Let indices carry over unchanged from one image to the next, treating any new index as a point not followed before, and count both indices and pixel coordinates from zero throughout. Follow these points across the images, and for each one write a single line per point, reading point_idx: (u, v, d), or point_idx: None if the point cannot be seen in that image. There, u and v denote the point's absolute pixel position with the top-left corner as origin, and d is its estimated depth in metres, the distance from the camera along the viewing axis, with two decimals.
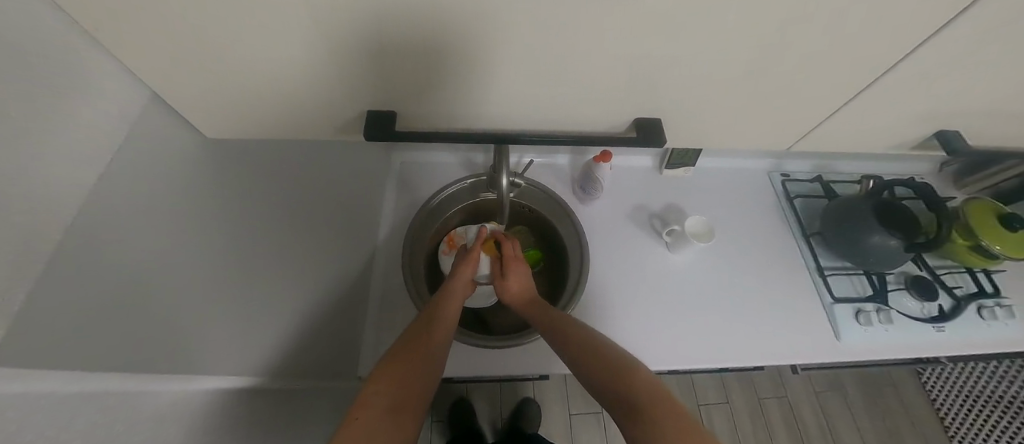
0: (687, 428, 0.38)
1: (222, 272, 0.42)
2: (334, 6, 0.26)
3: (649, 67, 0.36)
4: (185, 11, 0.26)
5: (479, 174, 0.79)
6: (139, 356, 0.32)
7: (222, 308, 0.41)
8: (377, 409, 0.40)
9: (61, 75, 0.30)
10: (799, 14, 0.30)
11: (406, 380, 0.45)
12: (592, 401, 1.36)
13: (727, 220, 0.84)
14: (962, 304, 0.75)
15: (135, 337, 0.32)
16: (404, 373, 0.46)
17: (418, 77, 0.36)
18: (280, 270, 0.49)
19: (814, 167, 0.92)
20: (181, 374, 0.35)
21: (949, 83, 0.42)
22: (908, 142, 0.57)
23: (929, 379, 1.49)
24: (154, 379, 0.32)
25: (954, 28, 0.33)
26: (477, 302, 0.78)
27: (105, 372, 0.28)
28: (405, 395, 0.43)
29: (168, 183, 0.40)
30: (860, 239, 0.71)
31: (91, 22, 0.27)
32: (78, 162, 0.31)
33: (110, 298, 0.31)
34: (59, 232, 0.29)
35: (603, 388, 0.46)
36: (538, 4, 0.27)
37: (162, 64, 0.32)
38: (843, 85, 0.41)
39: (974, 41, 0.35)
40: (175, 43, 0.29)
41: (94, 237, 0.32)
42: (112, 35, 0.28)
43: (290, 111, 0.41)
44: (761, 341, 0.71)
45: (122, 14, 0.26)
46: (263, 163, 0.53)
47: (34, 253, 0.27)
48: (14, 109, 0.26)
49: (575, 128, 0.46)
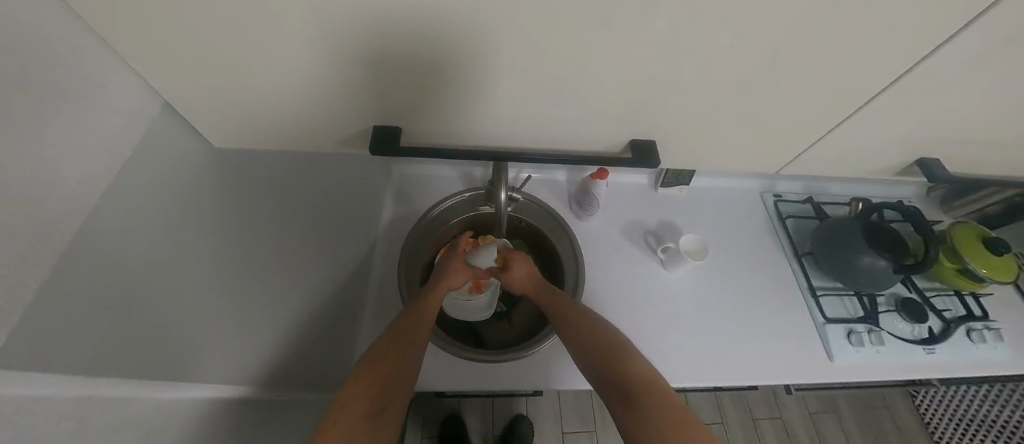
0: (673, 416, 0.40)
1: (214, 277, 0.42)
2: (345, 19, 0.28)
3: (647, 88, 0.37)
4: (201, 20, 0.27)
5: (478, 188, 0.80)
6: (131, 358, 0.31)
7: (217, 313, 0.41)
8: (355, 414, 0.40)
9: (72, 77, 0.31)
10: (791, 39, 0.31)
11: (383, 381, 0.44)
12: (586, 420, 1.34)
13: (720, 239, 0.85)
14: (952, 326, 0.76)
15: (128, 339, 0.32)
16: (381, 375, 0.45)
17: (423, 93, 0.37)
18: (271, 279, 0.49)
19: (806, 187, 0.94)
20: (170, 379, 0.34)
21: (924, 110, 0.44)
22: (893, 167, 0.60)
23: (922, 401, 1.49)
24: (146, 384, 0.32)
25: (932, 59, 0.35)
26: (471, 316, 0.77)
27: (100, 376, 0.28)
28: (384, 399, 0.43)
29: (167, 189, 0.40)
30: (851, 260, 0.72)
31: (111, 30, 0.28)
32: (89, 162, 0.32)
33: (107, 298, 0.31)
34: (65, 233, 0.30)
35: (603, 365, 0.49)
36: (540, 23, 0.29)
37: (174, 72, 0.33)
38: (832, 109, 0.43)
39: (956, 67, 0.36)
40: (189, 50, 0.31)
41: (105, 241, 0.32)
42: (128, 43, 0.29)
43: (298, 122, 0.42)
44: (755, 360, 0.71)
45: (142, 21, 0.27)
46: (263, 171, 0.54)
47: (49, 241, 0.27)
48: (28, 107, 0.26)
49: (573, 148, 0.47)
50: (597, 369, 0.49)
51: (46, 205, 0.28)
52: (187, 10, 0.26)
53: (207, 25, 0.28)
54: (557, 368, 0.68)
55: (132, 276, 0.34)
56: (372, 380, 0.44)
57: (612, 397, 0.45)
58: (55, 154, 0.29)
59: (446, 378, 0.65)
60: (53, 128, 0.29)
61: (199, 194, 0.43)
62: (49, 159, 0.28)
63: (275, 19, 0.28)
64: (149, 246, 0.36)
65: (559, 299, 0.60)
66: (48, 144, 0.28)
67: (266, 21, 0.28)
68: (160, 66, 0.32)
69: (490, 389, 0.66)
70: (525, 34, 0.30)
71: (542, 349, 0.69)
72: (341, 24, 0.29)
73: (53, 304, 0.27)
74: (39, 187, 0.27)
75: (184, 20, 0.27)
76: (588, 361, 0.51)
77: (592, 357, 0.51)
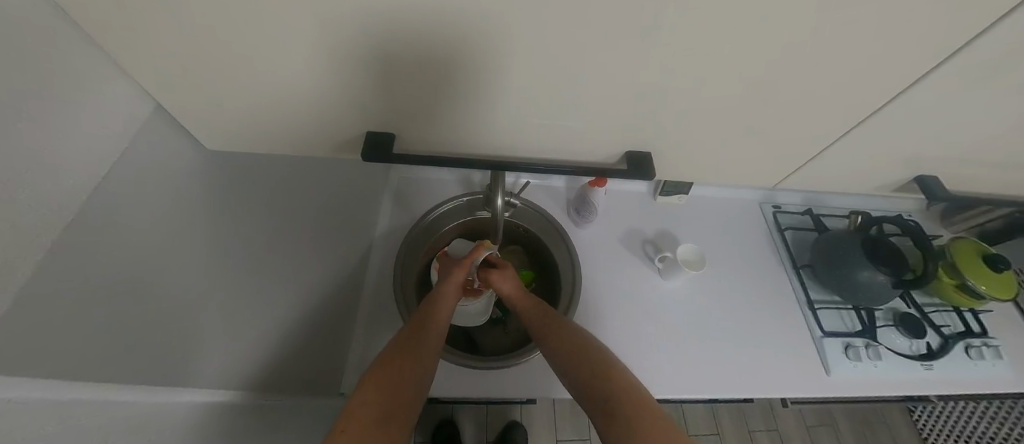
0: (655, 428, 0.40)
1: (189, 285, 0.42)
2: (329, 20, 0.28)
3: (646, 97, 0.36)
4: (173, 19, 0.27)
5: (475, 192, 0.80)
6: (95, 363, 0.31)
7: (191, 318, 0.41)
8: (365, 420, 0.39)
9: (43, 70, 0.30)
10: (790, 50, 0.31)
11: (396, 386, 0.44)
12: (581, 428, 1.33)
13: (718, 252, 0.84)
14: (950, 342, 0.75)
15: (89, 342, 0.31)
16: (392, 379, 0.45)
17: (411, 94, 0.36)
18: (245, 284, 0.49)
19: (806, 199, 0.94)
20: (142, 385, 0.33)
21: (920, 124, 0.44)
22: (890, 182, 0.60)
23: (920, 417, 1.48)
24: (117, 389, 0.31)
25: (934, 69, 0.34)
26: (465, 322, 0.77)
27: (63, 379, 0.27)
28: (394, 407, 0.42)
29: (144, 195, 0.40)
30: (850, 275, 0.72)
31: (97, 32, 0.28)
32: (36, 151, 0.30)
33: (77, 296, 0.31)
34: (59, 226, 0.31)
35: (587, 382, 0.48)
36: (520, 30, 0.28)
37: (158, 72, 0.33)
38: (829, 122, 0.42)
39: (971, 72, 0.35)
40: (176, 53, 0.31)
41: (79, 247, 0.32)
42: (114, 45, 0.30)
43: (288, 124, 0.41)
44: (750, 372, 0.70)
45: (122, 21, 0.27)
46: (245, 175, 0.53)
47: (18, 241, 0.27)
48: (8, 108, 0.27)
49: (568, 159, 0.47)
50: (579, 381, 0.49)
51: (14, 196, 0.28)
52: (162, 5, 0.25)
53: (188, 26, 0.28)
54: (551, 379, 0.67)
55: (105, 279, 0.34)
56: (381, 388, 0.43)
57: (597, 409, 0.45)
58: (7, 145, 0.27)
59: (439, 385, 0.65)
60: (9, 121, 0.27)
61: (182, 204, 0.44)
62: (20, 154, 0.28)
63: (258, 21, 0.28)
64: (126, 249, 0.36)
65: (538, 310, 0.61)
66: (20, 143, 0.28)
67: (251, 8, 0.26)
68: (144, 68, 0.32)
69: (485, 398, 0.66)
70: (531, 30, 0.28)
71: (535, 357, 0.68)
72: (330, 22, 0.28)
73: (24, 309, 0.27)
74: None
75: (158, 19, 0.27)
76: (567, 374, 0.51)
77: (572, 371, 0.50)
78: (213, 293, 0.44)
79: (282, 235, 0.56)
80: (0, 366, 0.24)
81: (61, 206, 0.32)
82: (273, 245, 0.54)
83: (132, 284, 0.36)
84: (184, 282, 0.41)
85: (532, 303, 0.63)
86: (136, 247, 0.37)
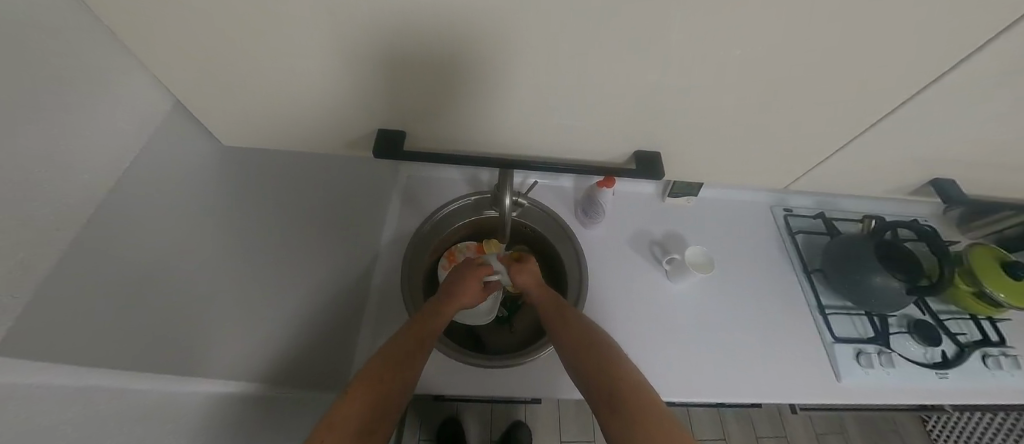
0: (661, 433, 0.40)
1: (205, 280, 0.42)
2: (343, 20, 0.28)
3: (657, 98, 0.36)
4: (192, 18, 0.28)
5: (483, 192, 0.80)
6: (113, 355, 0.31)
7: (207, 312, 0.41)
8: (347, 429, 0.41)
9: (66, 68, 0.31)
10: (804, 51, 0.30)
11: (382, 396, 0.46)
12: (585, 428, 1.32)
13: (726, 254, 0.83)
14: (967, 351, 0.73)
15: (111, 335, 0.32)
16: (381, 389, 0.46)
17: (422, 93, 0.37)
18: (257, 278, 0.50)
19: (818, 203, 0.92)
20: (156, 376, 0.34)
21: (936, 126, 0.43)
22: (903, 186, 0.59)
23: (933, 426, 1.45)
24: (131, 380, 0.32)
25: (951, 70, 0.34)
26: (473, 320, 0.77)
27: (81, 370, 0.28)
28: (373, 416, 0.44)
29: (160, 192, 0.41)
30: (864, 281, 0.70)
31: (119, 30, 0.29)
32: (59, 147, 0.31)
33: (100, 286, 0.32)
34: (81, 219, 0.32)
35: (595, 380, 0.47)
36: (530, 29, 0.28)
37: (176, 69, 0.34)
38: (844, 124, 0.41)
39: (994, 73, 0.34)
40: (193, 50, 0.31)
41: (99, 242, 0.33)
42: (135, 43, 0.30)
43: (301, 122, 0.42)
44: (758, 376, 0.69)
45: (142, 20, 0.27)
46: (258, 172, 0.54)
47: (42, 233, 0.28)
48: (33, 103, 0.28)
49: (577, 159, 0.47)
50: (588, 378, 0.48)
51: (39, 190, 0.28)
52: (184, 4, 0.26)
53: (206, 25, 0.28)
54: (556, 379, 0.67)
55: (124, 273, 0.34)
56: (369, 396, 0.44)
57: (600, 408, 0.45)
58: (35, 142, 0.28)
59: (444, 383, 0.65)
60: (31, 117, 0.28)
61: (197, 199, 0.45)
62: (42, 151, 0.29)
63: (274, 21, 0.28)
64: (144, 245, 0.37)
65: (558, 308, 0.59)
66: (43, 138, 0.29)
67: (267, 8, 0.27)
68: (165, 66, 0.33)
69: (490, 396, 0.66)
70: (543, 30, 0.28)
71: (540, 357, 0.68)
72: (344, 21, 0.28)
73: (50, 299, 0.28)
74: (25, 178, 0.27)
75: (179, 18, 0.28)
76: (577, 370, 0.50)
77: (582, 369, 0.50)
78: (228, 287, 0.45)
79: (294, 231, 0.57)
80: (25, 356, 0.24)
81: (82, 199, 0.32)
82: (284, 239, 0.55)
83: (150, 277, 0.37)
84: (200, 276, 0.42)
85: (552, 300, 0.61)
86: (153, 243, 0.38)
